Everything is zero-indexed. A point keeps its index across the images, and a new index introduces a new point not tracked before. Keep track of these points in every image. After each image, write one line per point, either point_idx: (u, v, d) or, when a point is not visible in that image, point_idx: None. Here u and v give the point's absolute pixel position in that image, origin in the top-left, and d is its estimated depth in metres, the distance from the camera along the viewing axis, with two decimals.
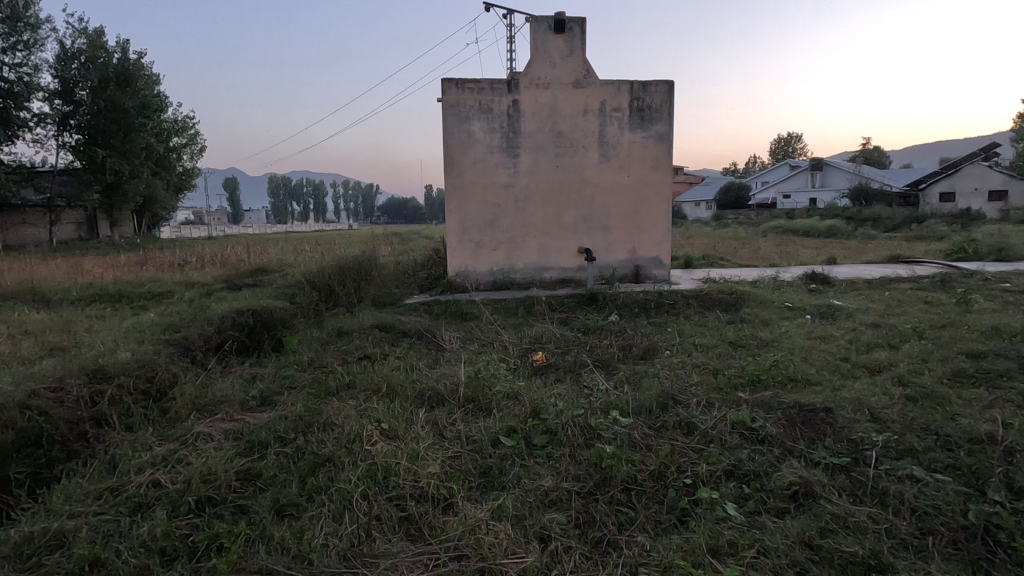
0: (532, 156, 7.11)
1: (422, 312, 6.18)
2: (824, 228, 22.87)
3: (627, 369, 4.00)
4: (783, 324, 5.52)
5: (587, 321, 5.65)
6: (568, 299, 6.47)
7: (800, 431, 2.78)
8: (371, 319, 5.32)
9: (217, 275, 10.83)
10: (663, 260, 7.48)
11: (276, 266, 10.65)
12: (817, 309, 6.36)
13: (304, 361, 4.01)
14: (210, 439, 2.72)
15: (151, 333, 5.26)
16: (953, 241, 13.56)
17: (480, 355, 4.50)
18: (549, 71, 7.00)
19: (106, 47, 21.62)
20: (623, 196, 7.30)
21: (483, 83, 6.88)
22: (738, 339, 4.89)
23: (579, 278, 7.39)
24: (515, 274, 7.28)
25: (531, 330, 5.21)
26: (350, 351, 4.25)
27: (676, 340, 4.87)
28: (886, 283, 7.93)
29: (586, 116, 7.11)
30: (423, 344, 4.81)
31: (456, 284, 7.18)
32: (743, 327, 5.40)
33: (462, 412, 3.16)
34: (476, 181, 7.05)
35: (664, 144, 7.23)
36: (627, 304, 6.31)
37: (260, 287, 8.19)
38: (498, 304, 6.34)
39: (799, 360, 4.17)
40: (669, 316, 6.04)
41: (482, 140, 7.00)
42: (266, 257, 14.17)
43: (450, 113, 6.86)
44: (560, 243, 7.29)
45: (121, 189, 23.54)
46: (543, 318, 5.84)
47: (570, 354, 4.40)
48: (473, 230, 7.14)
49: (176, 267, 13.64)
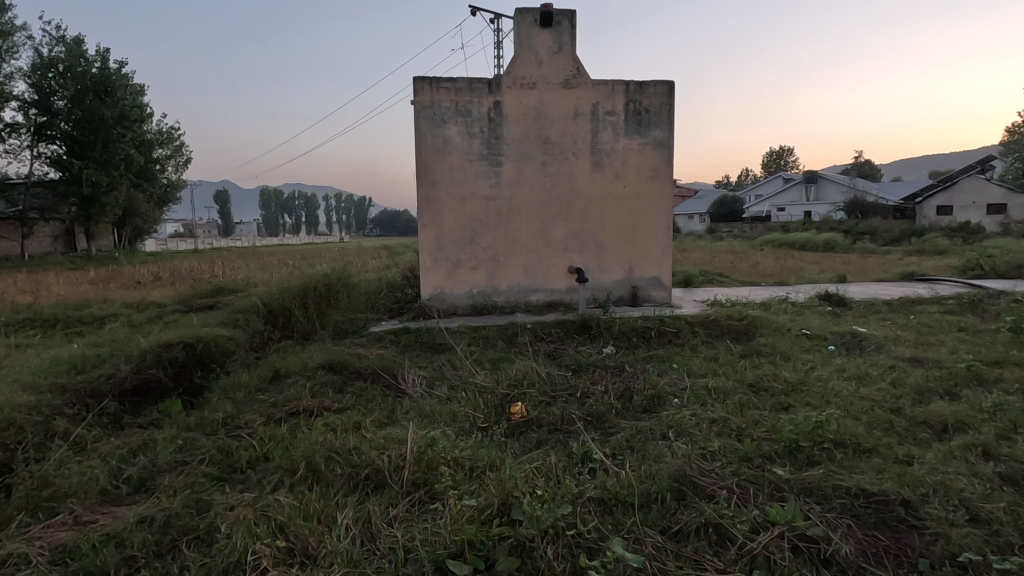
0: (516, 165, 6.32)
1: (387, 343, 5.33)
2: (822, 241, 22.23)
3: (628, 429, 3.17)
4: (807, 361, 4.71)
5: (578, 355, 4.82)
6: (557, 327, 5.63)
7: (876, 546, 1.96)
8: (321, 355, 4.47)
9: (179, 294, 9.92)
10: (663, 281, 6.69)
11: (241, 285, 9.75)
12: (841, 338, 5.58)
13: (217, 419, 3.15)
14: (23, 569, 1.86)
15: (57, 372, 4.40)
16: (964, 259, 12.86)
17: (446, 405, 3.66)
18: (534, 70, 6.24)
19: (85, 56, 20.81)
20: (619, 210, 6.52)
21: (460, 82, 6.09)
22: (759, 383, 4.07)
23: (570, 301, 6.57)
24: (498, 297, 6.45)
25: (512, 369, 4.38)
26: (281, 403, 3.40)
27: (685, 383, 4.06)
28: (909, 305, 7.18)
29: (576, 121, 6.34)
30: (379, 389, 3.97)
31: (430, 308, 6.33)
32: (761, 364, 4.61)
33: (406, 505, 2.32)
34: (452, 192, 6.25)
35: (663, 152, 6.48)
36: (624, 332, 5.48)
37: (213, 311, 7.29)
38: (476, 333, 5.51)
39: (840, 415, 3.36)
40: (673, 347, 5.22)
41: (460, 147, 6.21)
42: (240, 273, 13.28)
43: (422, 115, 6.08)
44: (548, 262, 6.48)
45: (98, 202, 22.61)
46: (527, 350, 5.02)
47: (557, 404, 3.57)
48: (450, 247, 6.31)
49: (144, 284, 12.73)
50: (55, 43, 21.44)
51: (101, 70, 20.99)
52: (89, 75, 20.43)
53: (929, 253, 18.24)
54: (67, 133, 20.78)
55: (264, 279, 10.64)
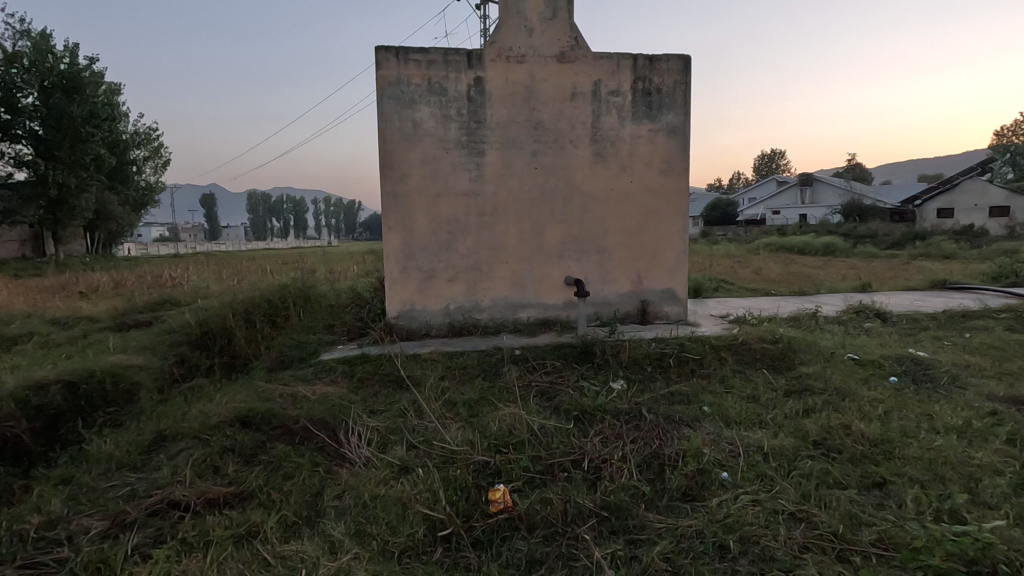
0: (501, 155, 5.23)
1: (338, 378, 4.21)
2: (822, 245, 21.40)
3: (666, 538, 2.09)
4: (876, 403, 3.65)
5: (580, 395, 3.73)
6: (553, 353, 4.54)
7: None
8: (239, 403, 3.34)
9: (123, 306, 8.68)
10: (678, 294, 5.63)
11: (193, 296, 8.54)
12: (899, 366, 4.53)
13: (25, 530, 2.02)
14: None
15: None
16: (989, 267, 11.85)
17: (397, 485, 2.55)
18: (523, 41, 5.17)
19: (53, 51, 19.47)
20: (625, 209, 5.44)
21: (434, 53, 5.00)
22: (828, 441, 3.00)
23: (566, 318, 5.48)
24: (480, 314, 5.35)
25: (493, 419, 3.27)
26: (140, 495, 2.26)
27: (730, 441, 2.98)
28: (960, 321, 6.18)
29: (574, 102, 5.27)
30: (307, 455, 2.84)
31: (397, 329, 5.21)
32: (818, 410, 3.54)
33: None
34: (424, 187, 5.14)
35: (677, 140, 5.43)
36: (636, 361, 4.39)
37: (142, 330, 6.10)
38: (451, 363, 4.41)
39: (973, 507, 2.28)
40: (698, 381, 4.14)
41: (433, 132, 5.11)
42: (203, 281, 12.03)
43: (387, 93, 4.98)
44: (541, 271, 5.39)
45: (63, 205, 21.21)
46: (515, 387, 3.91)
47: (557, 486, 2.47)
48: (422, 254, 5.20)
49: (98, 294, 11.47)
50: (19, 37, 20.06)
51: (71, 66, 19.64)
52: (54, 72, 19.08)
53: (937, 258, 17.40)
54: (33, 133, 19.39)
55: (222, 288, 9.48)
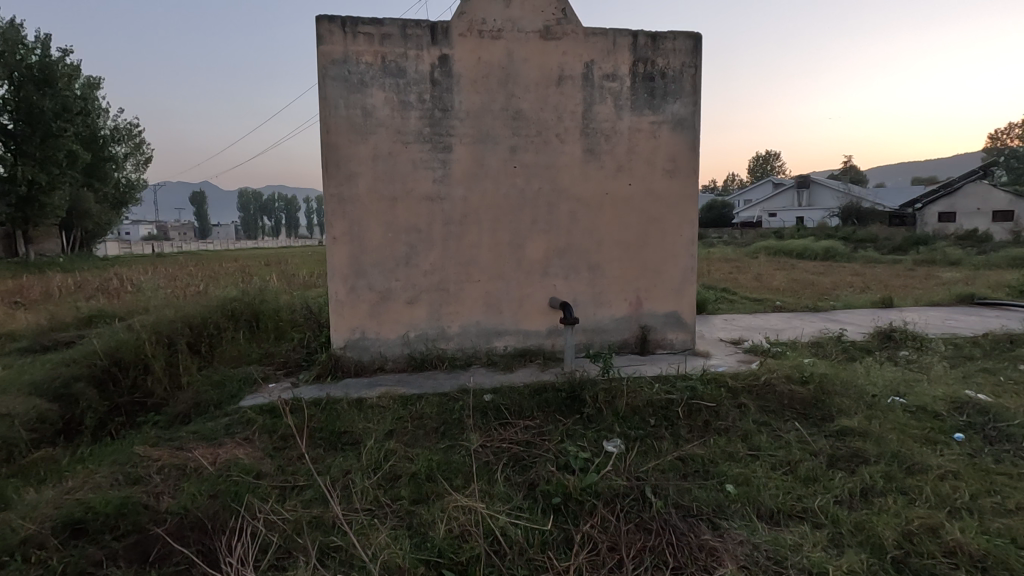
0: (472, 151, 4.31)
1: (253, 436, 3.25)
2: (821, 249, 20.59)
3: None
4: (954, 480, 2.76)
5: (563, 468, 2.81)
6: (533, 398, 3.63)
7: None
8: (90, 491, 2.41)
9: (58, 319, 7.67)
10: (683, 318, 4.72)
11: (137, 309, 7.52)
12: (960, 417, 3.62)
13: None
14: None
15: None
16: (1008, 277, 11.03)
17: None
18: (499, 12, 4.25)
19: (24, 42, 18.41)
20: (622, 217, 4.54)
21: (389, 25, 4.07)
22: (912, 559, 2.11)
23: (551, 348, 4.57)
24: (446, 343, 4.43)
25: (442, 515, 2.36)
26: None
27: (775, 561, 2.08)
28: (1010, 348, 5.29)
29: (561, 87, 4.36)
30: None
31: (345, 363, 4.26)
32: (880, 493, 2.65)
33: None
34: (378, 189, 4.20)
35: (685, 134, 4.53)
36: (637, 411, 3.48)
37: (48, 356, 5.09)
38: (403, 412, 3.49)
39: None
40: (715, 441, 3.23)
41: (389, 123, 4.18)
42: (164, 288, 11.02)
43: (330, 74, 4.05)
44: (521, 292, 4.48)
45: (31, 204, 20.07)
46: (479, 454, 2.97)
47: None
48: (375, 271, 4.27)
49: (46, 303, 10.40)
50: None
51: (42, 57, 18.56)
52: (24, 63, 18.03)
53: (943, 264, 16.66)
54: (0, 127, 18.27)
55: (176, 297, 8.50)
